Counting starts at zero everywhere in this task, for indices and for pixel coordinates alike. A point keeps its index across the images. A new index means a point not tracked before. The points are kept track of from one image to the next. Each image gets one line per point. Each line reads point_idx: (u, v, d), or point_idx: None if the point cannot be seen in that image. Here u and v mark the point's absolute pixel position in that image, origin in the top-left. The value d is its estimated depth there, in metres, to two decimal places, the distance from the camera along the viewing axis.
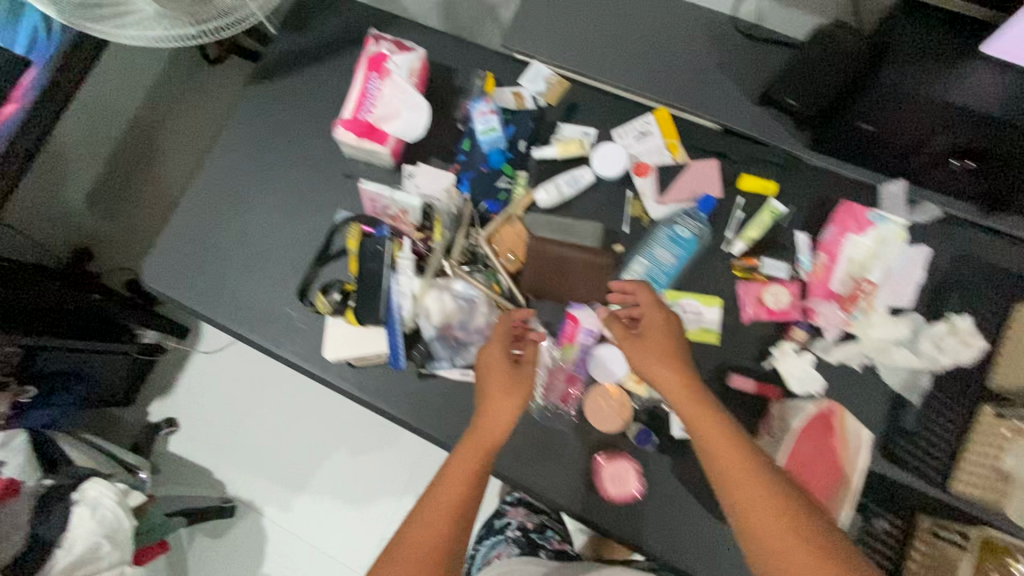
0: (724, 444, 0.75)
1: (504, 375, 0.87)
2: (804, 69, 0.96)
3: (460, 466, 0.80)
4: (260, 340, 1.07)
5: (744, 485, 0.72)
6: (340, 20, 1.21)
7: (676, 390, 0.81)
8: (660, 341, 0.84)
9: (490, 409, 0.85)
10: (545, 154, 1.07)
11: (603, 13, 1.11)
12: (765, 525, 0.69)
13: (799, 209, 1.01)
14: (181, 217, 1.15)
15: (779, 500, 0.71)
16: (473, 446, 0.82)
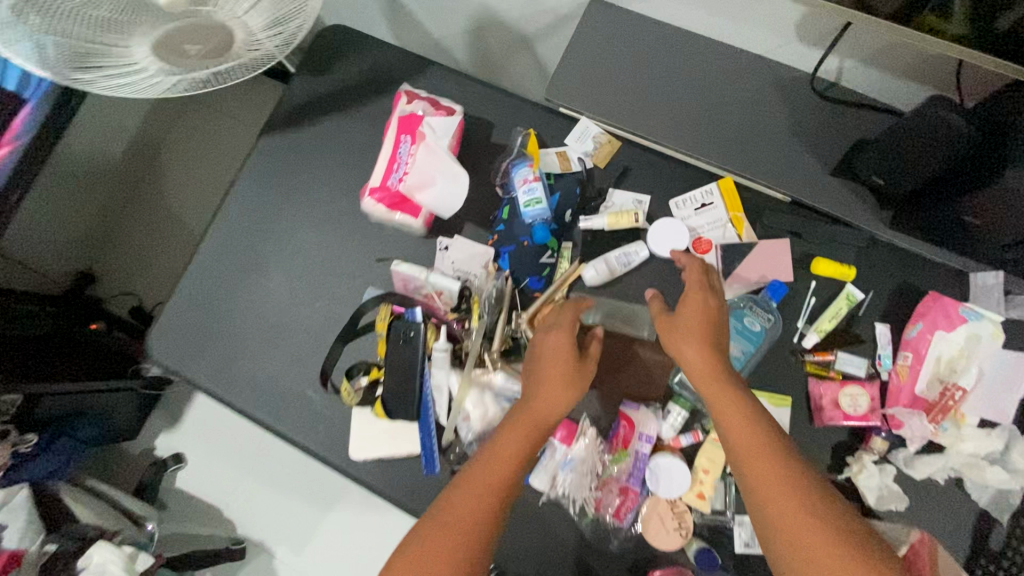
0: (749, 437, 0.69)
1: (563, 358, 0.80)
2: (900, 145, 0.80)
3: (501, 449, 0.73)
4: (278, 425, 0.98)
5: (765, 482, 0.66)
6: (363, 63, 1.09)
7: (707, 373, 0.74)
8: (695, 320, 0.78)
9: (540, 392, 0.78)
10: (594, 224, 0.96)
11: (660, 64, 0.99)
12: (785, 521, 0.63)
13: (878, 296, 0.91)
14: (194, 283, 1.07)
15: (807, 505, 0.64)
16: (522, 430, 0.74)
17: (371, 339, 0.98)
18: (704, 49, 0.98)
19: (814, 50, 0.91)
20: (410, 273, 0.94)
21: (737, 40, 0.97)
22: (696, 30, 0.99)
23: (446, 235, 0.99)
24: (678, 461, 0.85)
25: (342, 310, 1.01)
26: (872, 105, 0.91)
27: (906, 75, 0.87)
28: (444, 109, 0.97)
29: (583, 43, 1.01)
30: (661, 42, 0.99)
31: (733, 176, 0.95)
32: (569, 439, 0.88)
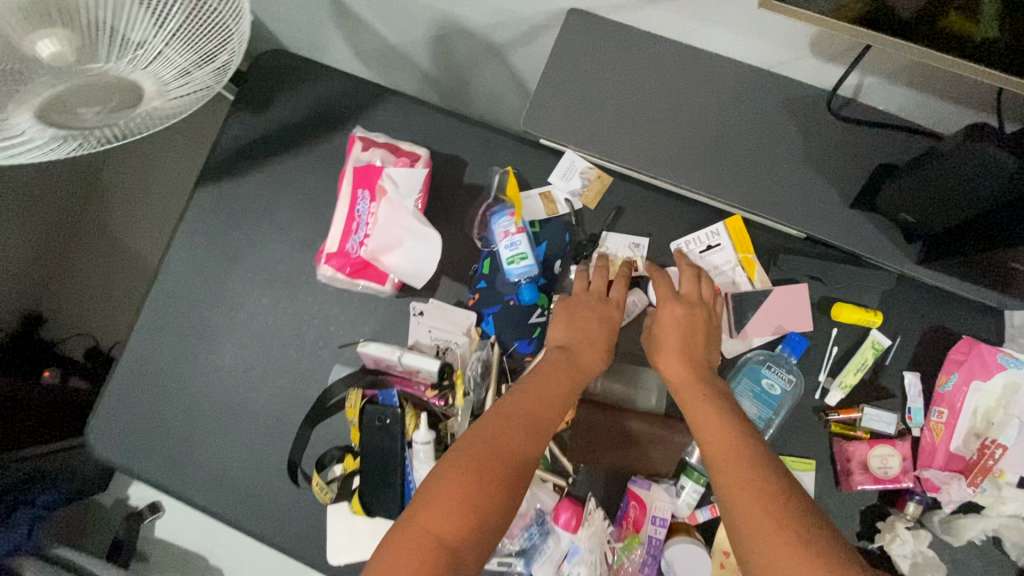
0: (717, 429, 0.65)
1: (604, 312, 0.78)
2: (960, 174, 0.67)
3: (531, 387, 0.69)
4: (246, 521, 0.87)
5: (728, 475, 0.61)
6: (312, 96, 0.95)
7: (678, 369, 0.72)
8: (672, 319, 0.75)
9: (577, 340, 0.76)
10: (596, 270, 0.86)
11: (653, 85, 0.85)
12: (746, 510, 0.58)
13: (906, 340, 0.82)
14: (135, 361, 0.93)
15: (770, 497, 0.58)
16: (563, 371, 0.72)
17: (343, 420, 0.87)
18: (702, 66, 0.85)
19: (830, 65, 0.79)
20: (380, 353, 0.82)
21: (739, 54, 0.84)
22: (691, 43, 0.86)
23: (419, 296, 0.87)
24: (696, 546, 0.76)
25: (307, 388, 0.89)
26: (895, 126, 0.81)
27: (936, 92, 0.76)
28: (406, 155, 0.85)
29: (563, 62, 0.87)
30: (652, 58, 0.86)
31: (741, 214, 0.84)
32: (574, 525, 0.79)
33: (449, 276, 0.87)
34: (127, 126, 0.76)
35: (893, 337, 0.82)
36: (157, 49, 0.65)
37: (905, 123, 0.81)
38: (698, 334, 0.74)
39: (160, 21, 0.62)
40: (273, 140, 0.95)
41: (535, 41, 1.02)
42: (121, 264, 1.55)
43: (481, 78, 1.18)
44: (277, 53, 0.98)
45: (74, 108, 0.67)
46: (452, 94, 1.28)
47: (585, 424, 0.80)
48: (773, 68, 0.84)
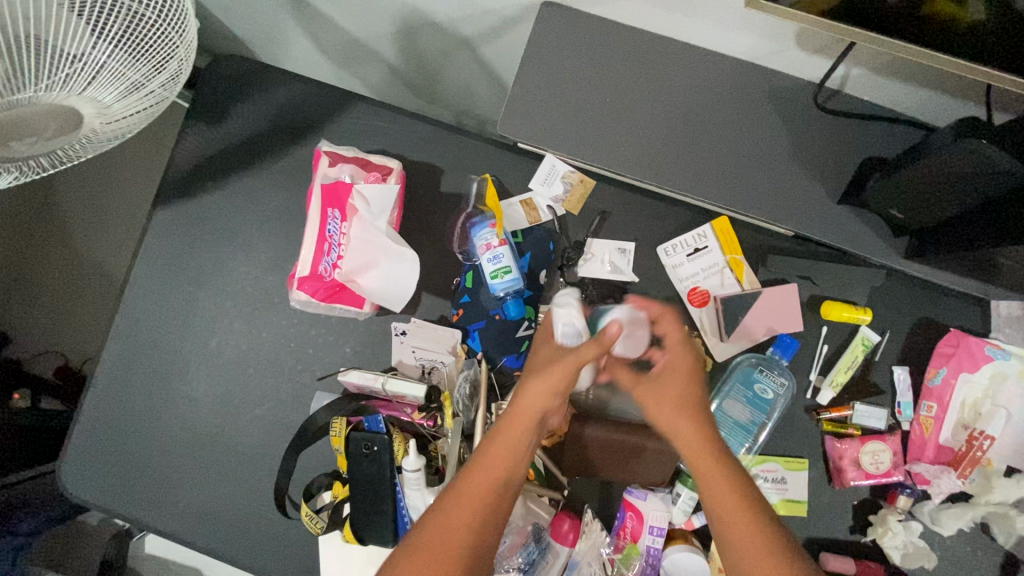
0: (732, 512, 0.57)
1: (568, 358, 0.64)
2: (956, 169, 0.66)
3: (492, 458, 0.61)
4: (237, 554, 0.85)
5: (748, 570, 0.55)
6: (274, 105, 0.90)
7: (683, 433, 0.63)
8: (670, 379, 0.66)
9: (537, 391, 0.63)
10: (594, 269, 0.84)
11: (634, 82, 0.81)
12: None
13: (894, 336, 0.82)
14: (102, 396, 0.88)
15: None
16: (519, 430, 0.62)
17: (330, 446, 0.84)
18: (684, 60, 0.81)
19: (816, 57, 0.76)
20: (363, 380, 0.80)
21: (722, 47, 0.81)
22: (671, 36, 0.82)
23: (401, 316, 0.84)
24: (695, 553, 0.76)
25: (289, 415, 0.85)
26: (881, 118, 0.79)
27: (922, 83, 0.74)
28: (377, 169, 0.81)
29: (538, 60, 0.82)
30: (631, 54, 0.82)
31: (728, 215, 0.82)
32: (572, 539, 0.77)
33: (432, 292, 0.85)
34: (69, 152, 0.67)
35: (882, 332, 0.82)
36: (101, 61, 0.61)
37: (890, 114, 0.80)
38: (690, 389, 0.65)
39: (98, 30, 0.59)
40: (235, 155, 0.89)
41: (507, 34, 0.96)
42: (83, 279, 1.44)
43: (452, 72, 1.12)
44: (232, 59, 0.91)
45: (12, 137, 0.58)
46: (422, 88, 1.21)
47: (575, 442, 0.78)
48: (756, 60, 0.81)
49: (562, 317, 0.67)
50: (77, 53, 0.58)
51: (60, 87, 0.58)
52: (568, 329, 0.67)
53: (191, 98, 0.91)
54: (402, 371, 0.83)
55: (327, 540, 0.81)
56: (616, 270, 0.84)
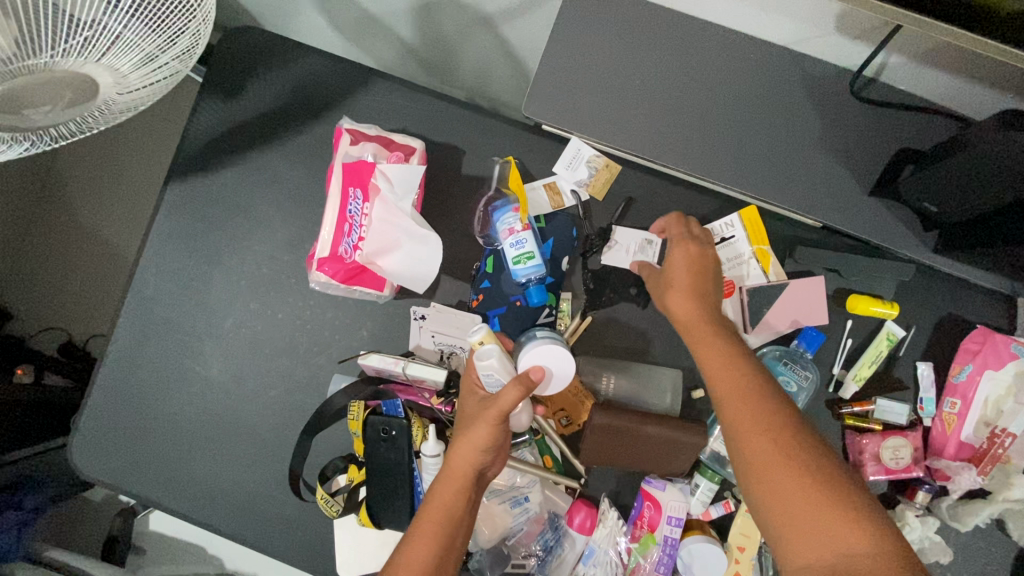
0: (723, 372, 0.62)
1: (486, 413, 0.65)
2: (990, 167, 0.65)
3: (429, 522, 0.63)
4: (249, 534, 0.84)
5: (736, 420, 0.59)
6: (292, 80, 0.87)
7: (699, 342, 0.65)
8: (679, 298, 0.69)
9: (462, 450, 0.65)
10: (617, 260, 0.82)
11: (665, 66, 0.79)
12: (751, 444, 0.57)
13: (919, 331, 0.81)
14: (113, 374, 0.87)
15: (771, 428, 0.57)
16: (450, 492, 0.64)
17: (346, 429, 0.83)
18: (718, 44, 0.79)
19: (855, 42, 0.74)
20: (383, 363, 0.78)
21: (757, 31, 0.78)
22: (706, 18, 0.79)
23: (420, 300, 0.83)
24: (713, 543, 0.76)
25: (304, 397, 0.84)
26: (915, 108, 0.77)
27: (962, 73, 0.72)
28: (399, 148, 0.79)
29: (566, 39, 0.80)
30: (663, 34, 0.79)
31: (757, 205, 0.81)
32: (589, 527, 0.77)
33: (452, 276, 0.83)
34: (82, 122, 0.65)
35: (907, 327, 0.81)
36: (116, 31, 0.58)
37: (925, 106, 0.78)
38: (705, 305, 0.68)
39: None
40: (251, 131, 0.87)
41: (531, 13, 0.93)
42: (89, 255, 1.42)
43: (470, 52, 1.09)
44: (248, 31, 0.88)
45: (23, 106, 0.56)
46: (438, 68, 1.18)
47: (595, 430, 0.76)
48: (791, 45, 0.79)
49: (484, 372, 0.68)
50: (90, 21, 0.55)
51: (73, 56, 0.55)
52: (490, 379, 0.68)
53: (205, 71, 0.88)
54: (420, 355, 0.81)
55: (342, 523, 0.81)
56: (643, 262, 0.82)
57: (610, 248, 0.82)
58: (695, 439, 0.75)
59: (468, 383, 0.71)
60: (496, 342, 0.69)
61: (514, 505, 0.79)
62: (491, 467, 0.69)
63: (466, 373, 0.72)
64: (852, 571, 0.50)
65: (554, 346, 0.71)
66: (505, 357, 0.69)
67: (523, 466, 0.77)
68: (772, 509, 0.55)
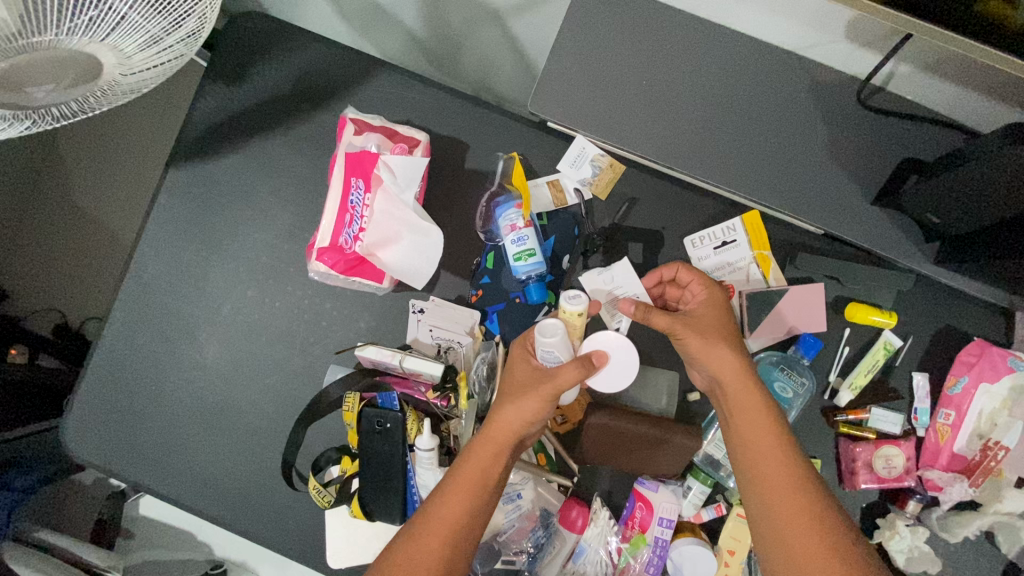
0: (762, 443, 0.62)
1: (542, 387, 0.66)
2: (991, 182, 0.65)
3: (462, 485, 0.63)
4: (238, 521, 0.84)
5: (774, 496, 0.59)
6: (297, 68, 0.87)
7: (743, 422, 0.64)
8: (722, 362, 0.66)
9: (508, 420, 0.65)
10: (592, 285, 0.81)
11: (673, 66, 0.79)
12: (790, 524, 0.58)
13: (915, 341, 0.82)
14: (108, 358, 0.87)
15: (812, 510, 0.58)
16: (488, 456, 0.65)
17: (340, 420, 0.83)
18: (726, 46, 0.79)
19: (863, 50, 0.74)
20: (380, 356, 0.78)
21: (766, 33, 0.78)
22: (714, 20, 0.79)
23: (420, 293, 0.83)
24: (703, 545, 0.75)
25: (299, 387, 0.84)
26: (921, 118, 0.77)
27: (969, 84, 0.72)
28: (403, 140, 0.79)
29: (574, 36, 0.79)
30: (673, 35, 0.79)
31: (759, 209, 0.80)
32: (580, 526, 0.78)
33: (452, 271, 0.83)
34: (85, 102, 0.65)
35: (904, 337, 0.81)
36: (121, 12, 0.57)
37: (931, 116, 0.78)
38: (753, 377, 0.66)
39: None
40: (255, 117, 0.87)
41: (539, 8, 0.93)
42: (87, 236, 1.41)
43: (476, 45, 1.09)
44: (254, 16, 0.88)
45: (23, 84, 0.56)
46: (444, 61, 1.18)
47: (593, 430, 0.77)
48: (799, 51, 0.79)
49: (543, 348, 0.66)
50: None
51: (76, 35, 0.55)
52: (548, 356, 0.67)
53: (209, 56, 0.88)
54: (417, 349, 0.81)
55: (334, 514, 0.81)
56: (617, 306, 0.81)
57: (599, 273, 0.81)
58: (690, 440, 0.75)
59: (521, 350, 0.71)
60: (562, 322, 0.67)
61: (507, 502, 0.79)
62: (529, 438, 0.70)
63: (522, 343, 0.71)
64: None
65: (623, 341, 0.73)
66: (568, 339, 0.67)
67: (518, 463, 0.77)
68: None
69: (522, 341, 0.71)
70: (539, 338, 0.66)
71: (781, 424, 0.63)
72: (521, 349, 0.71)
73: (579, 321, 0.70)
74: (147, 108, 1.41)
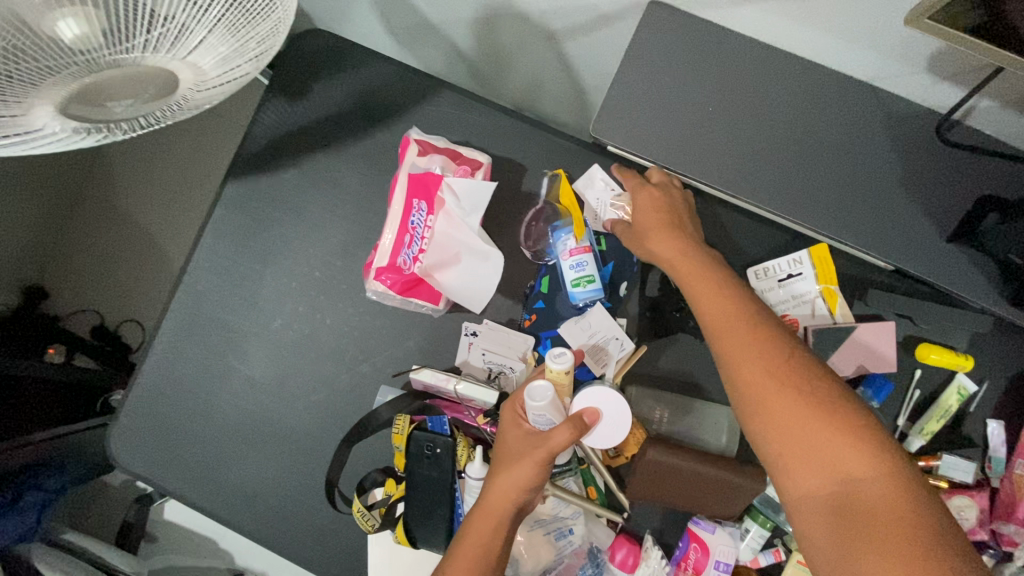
0: (709, 298, 0.64)
1: (534, 453, 0.65)
2: None
3: (461, 566, 0.62)
4: (279, 539, 0.82)
5: (728, 346, 0.60)
6: (358, 85, 0.87)
7: (693, 289, 0.66)
8: (665, 243, 0.70)
9: (503, 489, 0.65)
10: (569, 334, 0.79)
11: (740, 94, 0.77)
12: (745, 371, 0.58)
13: (991, 387, 0.78)
14: (157, 368, 0.87)
15: (758, 346, 0.59)
16: (488, 529, 0.64)
17: (386, 441, 0.81)
18: (798, 77, 0.77)
19: (943, 83, 0.72)
20: (434, 379, 0.77)
21: (840, 64, 0.76)
22: (786, 50, 0.78)
23: (473, 316, 0.81)
24: None
25: (346, 406, 0.83)
26: (998, 154, 0.74)
27: None
28: (466, 162, 0.78)
29: (640, 61, 0.78)
30: (742, 62, 0.78)
31: (828, 243, 0.77)
32: (630, 564, 0.75)
33: (505, 294, 0.81)
34: (156, 116, 0.65)
35: (978, 381, 0.78)
36: (200, 34, 0.56)
37: (1011, 151, 0.75)
38: (703, 267, 0.66)
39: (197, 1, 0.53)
40: (313, 132, 0.87)
41: (598, 32, 0.92)
42: (131, 241, 1.44)
43: (527, 66, 1.08)
44: (318, 34, 0.89)
45: (106, 99, 0.57)
46: (493, 81, 1.17)
47: (650, 467, 0.72)
48: (873, 81, 0.77)
49: (534, 413, 0.65)
50: (166, 17, 0.52)
51: (160, 52, 0.54)
52: (540, 419, 0.66)
53: (271, 72, 0.89)
54: (467, 372, 0.80)
55: (376, 537, 0.79)
56: (599, 353, 0.78)
57: (577, 322, 0.79)
58: (751, 480, 0.71)
59: (510, 414, 0.69)
60: (551, 384, 0.66)
61: (558, 538, 0.77)
62: (533, 500, 0.69)
63: (510, 407, 0.69)
64: (854, 497, 0.51)
65: (606, 391, 0.71)
66: (558, 400, 0.66)
67: (566, 496, 0.75)
68: (770, 433, 0.55)
69: (509, 401, 0.70)
70: (529, 404, 0.65)
71: (725, 282, 0.65)
72: (507, 411, 0.69)
73: (567, 379, 0.67)
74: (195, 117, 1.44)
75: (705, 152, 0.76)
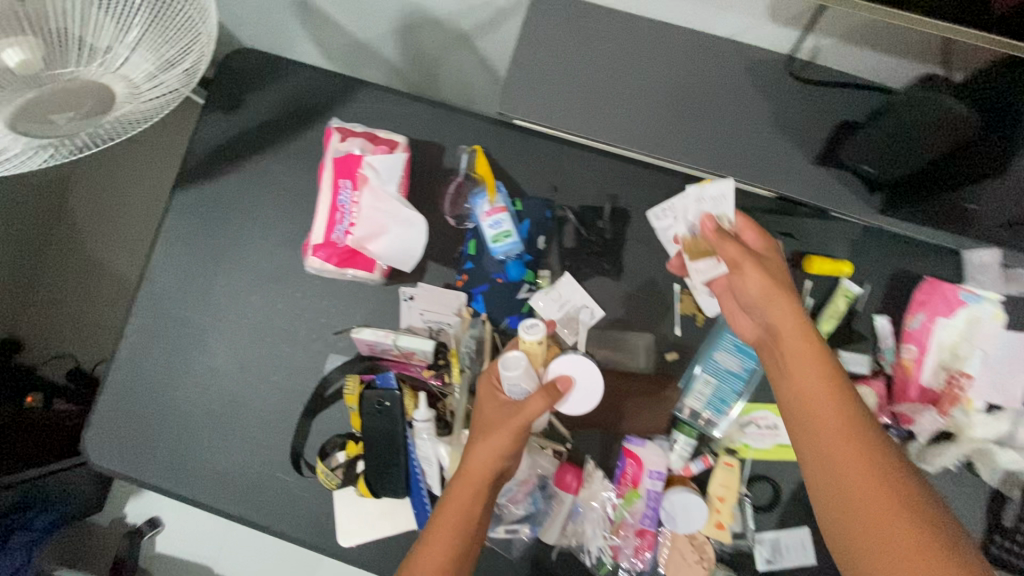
0: (807, 363, 0.63)
1: (510, 420, 0.71)
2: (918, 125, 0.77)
3: (443, 530, 0.67)
4: (251, 515, 0.87)
5: (812, 416, 0.60)
6: (287, 93, 0.96)
7: (793, 356, 0.64)
8: (773, 305, 0.68)
9: (482, 458, 0.70)
10: (545, 307, 0.87)
11: (621, 59, 0.88)
12: (827, 445, 0.58)
13: (873, 289, 0.88)
14: (125, 371, 0.93)
15: (848, 424, 0.58)
16: (467, 494, 0.69)
17: (343, 407, 0.88)
18: (670, 39, 0.88)
19: (787, 29, 0.83)
20: (375, 337, 0.85)
21: (703, 25, 0.88)
22: (658, 18, 0.89)
23: (410, 283, 0.89)
24: (692, 493, 0.79)
25: (303, 381, 0.89)
26: (847, 83, 0.85)
27: (884, 47, 0.81)
28: (384, 143, 0.89)
29: (531, 40, 0.89)
30: (619, 32, 0.88)
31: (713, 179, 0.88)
32: (574, 486, 0.82)
33: (437, 260, 0.90)
34: None
35: (862, 284, 0.88)
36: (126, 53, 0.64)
37: (858, 80, 0.86)
38: (807, 336, 0.64)
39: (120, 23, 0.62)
40: (250, 139, 0.96)
41: (501, 26, 1.03)
42: (99, 279, 1.50)
43: (449, 66, 1.19)
44: (248, 52, 0.98)
45: None
46: (423, 86, 1.28)
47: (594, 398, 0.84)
48: (734, 36, 0.88)
49: (509, 380, 0.74)
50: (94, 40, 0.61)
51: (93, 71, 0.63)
52: (515, 388, 0.74)
53: (209, 90, 0.98)
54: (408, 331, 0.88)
55: (342, 496, 0.85)
56: (572, 322, 0.87)
57: (547, 293, 0.87)
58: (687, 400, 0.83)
59: (487, 388, 0.77)
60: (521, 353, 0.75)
61: None
62: (509, 468, 0.74)
63: (487, 380, 0.77)
64: None
65: (577, 359, 0.79)
66: (531, 368, 0.75)
67: None
68: (837, 508, 0.56)
69: (488, 377, 0.77)
70: (503, 372, 0.74)
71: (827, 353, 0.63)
72: (486, 385, 0.77)
73: (540, 350, 0.77)
74: (153, 155, 1.53)
75: (594, 112, 0.87)
